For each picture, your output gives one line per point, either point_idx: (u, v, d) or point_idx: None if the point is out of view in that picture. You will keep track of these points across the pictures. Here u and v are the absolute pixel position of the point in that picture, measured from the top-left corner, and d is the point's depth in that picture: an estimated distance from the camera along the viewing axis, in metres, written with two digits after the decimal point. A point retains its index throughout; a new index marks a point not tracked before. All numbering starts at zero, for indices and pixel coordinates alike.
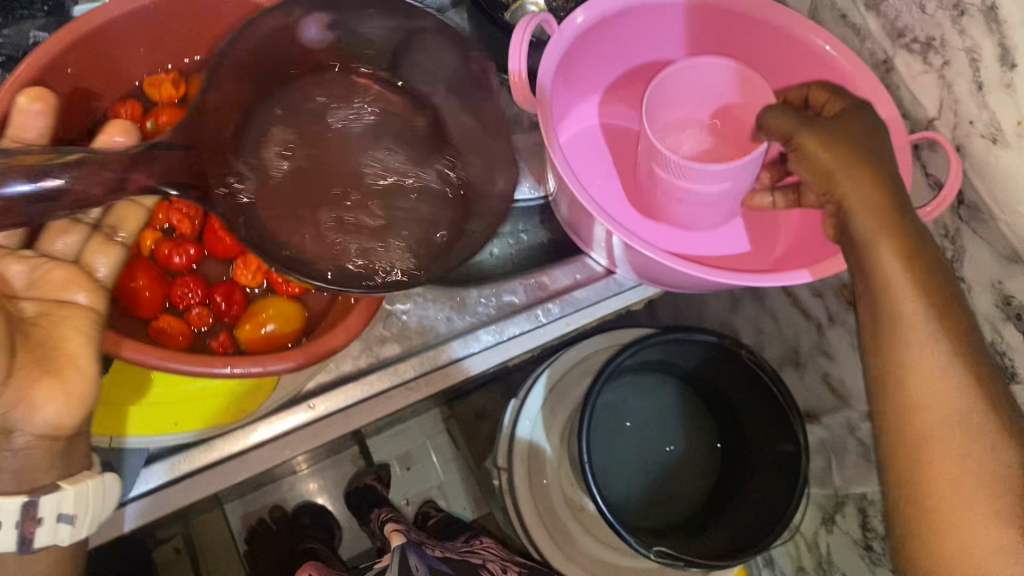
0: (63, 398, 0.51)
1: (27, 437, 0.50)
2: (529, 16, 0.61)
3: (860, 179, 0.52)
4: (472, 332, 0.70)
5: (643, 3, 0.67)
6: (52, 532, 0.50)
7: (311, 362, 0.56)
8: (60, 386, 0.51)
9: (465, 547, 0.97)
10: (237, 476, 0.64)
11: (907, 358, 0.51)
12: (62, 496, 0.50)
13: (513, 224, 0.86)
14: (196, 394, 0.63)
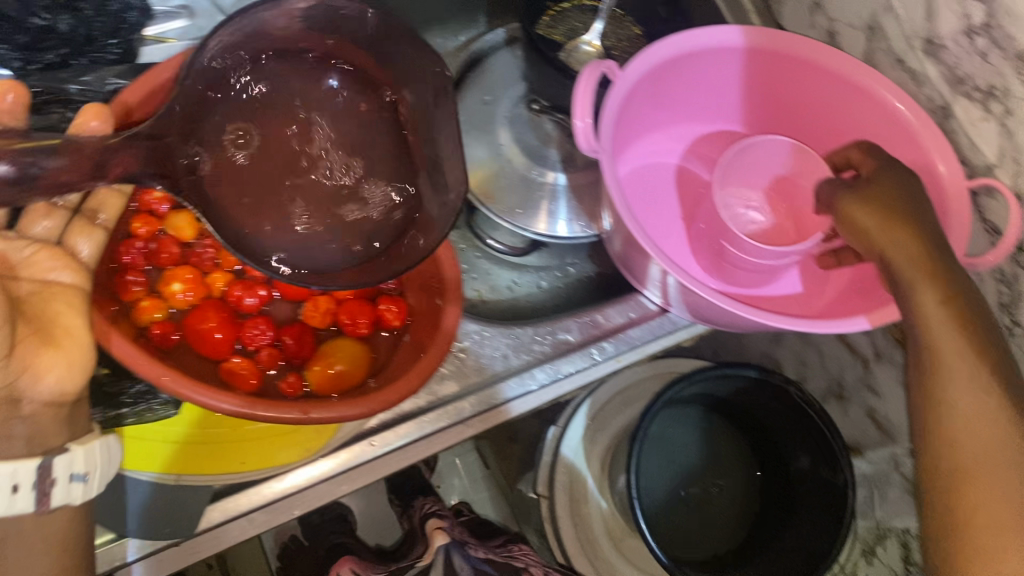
0: (65, 361, 0.52)
1: (34, 405, 0.51)
2: (596, 64, 0.63)
3: (896, 232, 0.55)
4: (528, 370, 0.71)
5: (706, 48, 0.68)
6: (66, 491, 0.50)
7: (385, 408, 0.57)
8: (57, 353, 0.52)
9: (506, 551, 0.87)
10: (294, 511, 0.65)
11: (944, 395, 0.52)
12: (74, 455, 0.50)
13: (560, 257, 0.86)
14: (260, 432, 0.64)
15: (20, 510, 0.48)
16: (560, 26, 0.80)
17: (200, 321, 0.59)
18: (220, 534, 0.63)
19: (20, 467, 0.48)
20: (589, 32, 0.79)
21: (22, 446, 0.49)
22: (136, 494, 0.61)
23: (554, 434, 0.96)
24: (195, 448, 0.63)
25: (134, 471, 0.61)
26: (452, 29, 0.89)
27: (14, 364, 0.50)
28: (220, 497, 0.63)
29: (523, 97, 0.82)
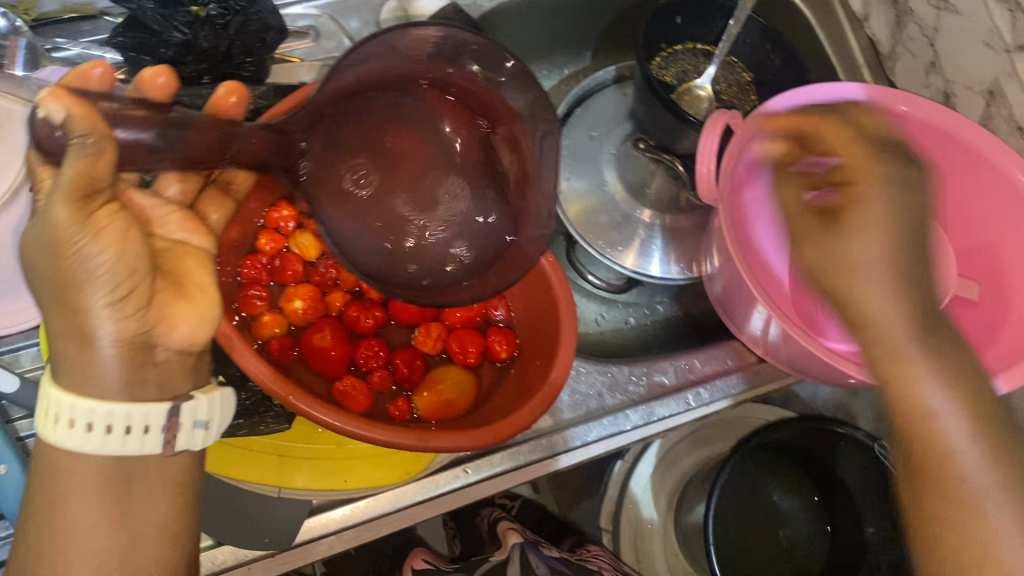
0: (193, 317, 0.51)
1: (166, 353, 0.50)
2: (721, 113, 0.63)
3: (859, 276, 0.51)
4: (622, 411, 0.71)
5: (824, 103, 0.69)
6: (189, 437, 0.51)
7: (492, 443, 0.57)
8: (190, 306, 0.51)
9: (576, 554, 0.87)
10: (384, 529, 0.67)
11: (920, 432, 0.50)
12: (198, 404, 0.51)
13: (650, 294, 0.86)
14: (363, 452, 0.64)
15: (149, 450, 0.48)
16: (671, 68, 0.79)
17: (318, 338, 0.61)
18: (310, 547, 0.65)
19: (154, 408, 0.48)
20: (702, 77, 0.80)
21: (152, 390, 0.49)
22: (241, 502, 0.62)
23: (622, 468, 0.96)
24: (300, 463, 0.63)
25: (241, 481, 0.62)
26: (558, 63, 0.90)
27: (153, 312, 0.49)
28: (317, 512, 0.64)
29: (630, 137, 0.83)
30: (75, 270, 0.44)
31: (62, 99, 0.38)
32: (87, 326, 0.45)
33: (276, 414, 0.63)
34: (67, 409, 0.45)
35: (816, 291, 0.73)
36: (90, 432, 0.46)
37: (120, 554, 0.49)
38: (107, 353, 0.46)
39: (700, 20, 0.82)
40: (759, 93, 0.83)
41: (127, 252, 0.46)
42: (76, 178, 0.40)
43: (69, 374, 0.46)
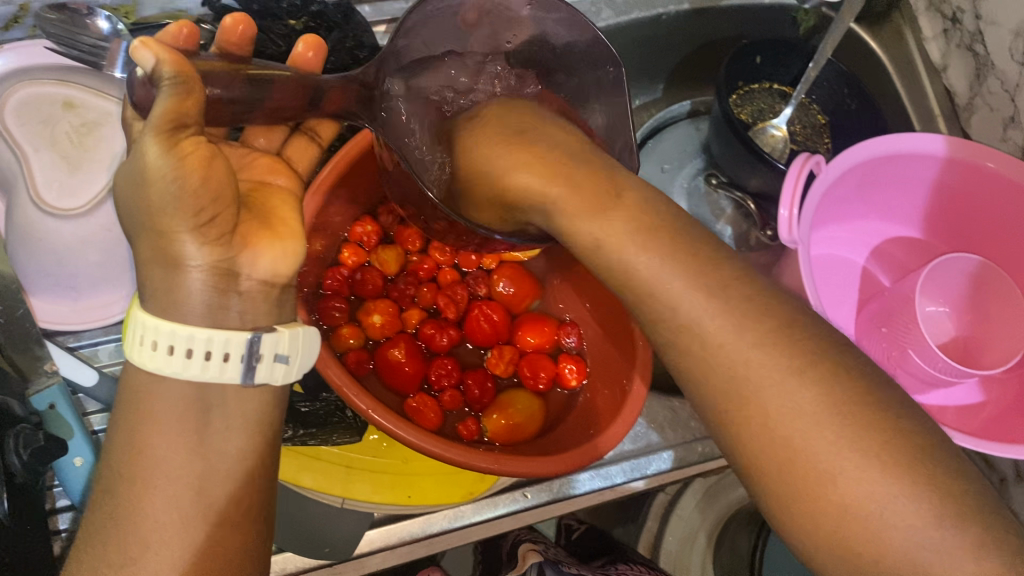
0: (280, 256, 0.48)
1: (251, 283, 0.46)
2: (805, 158, 0.64)
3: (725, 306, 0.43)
4: (685, 445, 0.72)
5: (902, 152, 0.69)
6: (270, 370, 0.46)
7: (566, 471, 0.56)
8: (272, 240, 0.48)
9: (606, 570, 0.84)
10: (439, 547, 0.67)
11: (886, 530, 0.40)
12: (279, 335, 0.46)
13: None
14: (429, 469, 0.65)
15: (228, 379, 0.44)
16: (747, 106, 0.81)
17: (392, 353, 0.62)
18: (366, 561, 0.64)
19: (234, 335, 0.44)
20: (777, 117, 0.81)
21: (234, 321, 0.45)
22: (305, 511, 0.63)
23: (664, 500, 0.91)
24: (367, 475, 0.64)
25: (311, 489, 0.63)
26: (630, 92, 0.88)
27: (237, 242, 0.45)
28: (379, 525, 0.65)
29: (702, 171, 0.83)
30: (155, 194, 0.41)
31: (151, 47, 0.38)
32: (170, 250, 0.43)
33: (346, 427, 0.64)
34: (150, 330, 0.42)
35: (885, 339, 0.72)
36: (172, 355, 0.42)
37: (193, 496, 0.43)
38: (190, 279, 0.43)
39: (779, 62, 0.82)
40: (832, 136, 0.83)
41: (212, 181, 0.42)
42: (159, 114, 0.38)
43: (155, 298, 0.43)
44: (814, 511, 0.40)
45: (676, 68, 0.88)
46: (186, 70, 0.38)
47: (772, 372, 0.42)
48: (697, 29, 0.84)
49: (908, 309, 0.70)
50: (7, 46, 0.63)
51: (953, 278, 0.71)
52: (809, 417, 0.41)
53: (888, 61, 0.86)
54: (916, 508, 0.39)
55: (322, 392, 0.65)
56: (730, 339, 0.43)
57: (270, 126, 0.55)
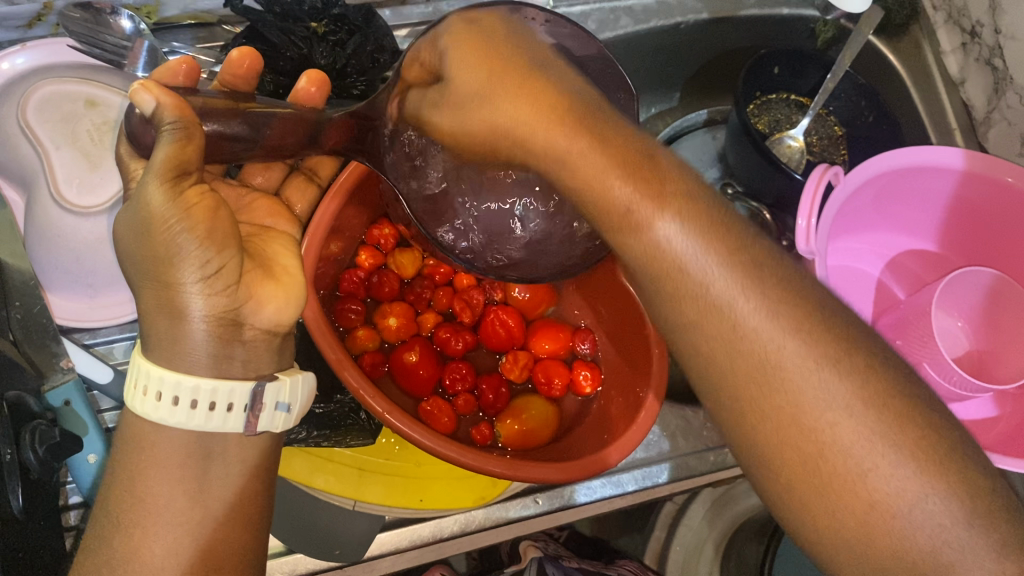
0: (284, 302, 0.49)
1: (254, 332, 0.48)
2: (823, 170, 0.64)
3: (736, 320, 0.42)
4: (696, 454, 0.72)
5: (919, 165, 0.69)
6: (271, 419, 0.47)
7: (578, 478, 0.56)
8: (278, 288, 0.49)
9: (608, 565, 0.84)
10: (449, 550, 0.67)
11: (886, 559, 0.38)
12: (280, 385, 0.47)
13: None
14: (443, 473, 0.65)
15: (230, 429, 0.45)
16: (765, 116, 0.81)
17: (406, 357, 0.62)
18: (375, 562, 0.65)
19: (238, 386, 0.45)
20: (794, 128, 0.81)
21: (238, 369, 0.47)
22: (316, 513, 0.63)
23: (671, 508, 0.91)
24: (380, 478, 0.64)
25: (322, 491, 0.63)
26: (646, 101, 0.89)
27: (242, 291, 0.46)
28: (389, 527, 0.65)
29: (718, 180, 0.84)
30: (162, 243, 0.42)
31: (152, 90, 0.39)
32: (173, 302, 0.44)
33: (359, 430, 0.64)
34: (154, 380, 0.43)
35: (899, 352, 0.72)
36: (175, 406, 0.43)
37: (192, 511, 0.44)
38: (194, 332, 0.44)
39: (796, 72, 0.82)
40: (849, 148, 0.82)
41: (217, 230, 0.44)
42: (158, 162, 0.40)
43: (157, 349, 0.44)
44: (832, 530, 0.39)
45: (692, 78, 0.88)
46: (185, 115, 0.39)
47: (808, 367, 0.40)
48: (714, 39, 0.84)
49: (923, 322, 0.69)
50: (30, 43, 0.62)
51: (969, 292, 0.71)
52: (843, 415, 0.39)
53: (907, 74, 0.86)
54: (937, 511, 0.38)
55: (336, 393, 0.65)
56: (761, 338, 0.41)
57: (268, 164, 0.60)
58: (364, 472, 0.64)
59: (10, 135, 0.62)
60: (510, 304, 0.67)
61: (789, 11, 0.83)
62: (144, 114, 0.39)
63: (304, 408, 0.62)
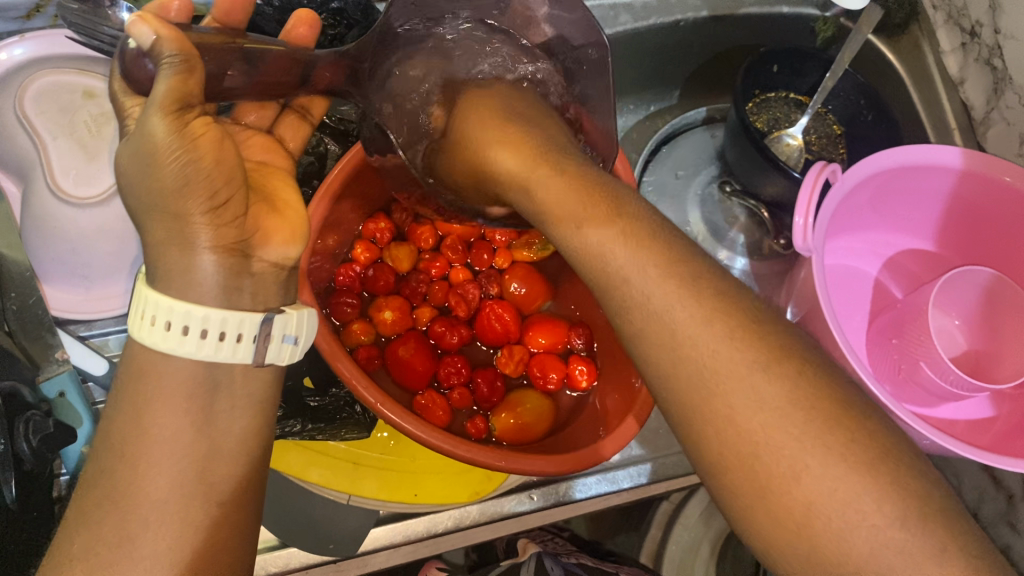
0: (286, 231, 0.49)
1: (261, 265, 0.47)
2: (818, 168, 0.64)
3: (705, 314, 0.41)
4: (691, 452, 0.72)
5: (915, 164, 0.69)
6: (278, 351, 0.46)
7: (572, 472, 0.55)
8: (281, 222, 0.49)
9: (605, 562, 0.84)
10: (444, 547, 0.66)
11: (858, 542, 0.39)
12: (287, 316, 0.46)
13: None
14: (437, 468, 0.65)
15: (240, 359, 0.44)
16: (764, 114, 0.81)
17: (401, 350, 0.61)
18: (369, 557, 0.64)
19: (248, 317, 0.44)
20: (793, 126, 0.81)
21: (247, 299, 0.46)
22: (310, 506, 0.63)
23: (667, 508, 0.90)
24: (374, 473, 0.64)
25: (317, 485, 0.63)
26: (646, 100, 0.88)
27: (249, 222, 0.46)
28: (384, 522, 0.64)
29: (716, 179, 0.83)
30: (165, 173, 0.41)
31: (150, 23, 0.38)
32: (181, 233, 0.43)
33: (355, 423, 0.64)
34: (163, 310, 0.42)
35: (897, 350, 0.72)
36: (184, 336, 0.42)
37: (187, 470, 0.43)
38: (201, 263, 0.43)
39: (795, 71, 0.82)
40: (848, 147, 0.82)
41: (224, 159, 0.43)
42: (161, 98, 0.39)
43: (163, 279, 0.43)
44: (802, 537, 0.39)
45: (692, 77, 0.88)
46: (183, 46, 0.39)
47: (737, 365, 0.40)
48: (714, 37, 0.84)
49: (920, 320, 0.69)
50: (29, 35, 0.62)
51: (966, 292, 0.71)
52: (788, 412, 0.39)
53: (906, 75, 0.86)
54: (889, 507, 0.36)
55: (331, 387, 0.65)
56: (718, 324, 0.41)
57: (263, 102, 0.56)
58: (358, 467, 0.64)
59: (8, 125, 0.62)
60: (505, 299, 0.67)
61: (789, 10, 0.83)
62: (141, 47, 0.39)
63: (298, 402, 0.63)
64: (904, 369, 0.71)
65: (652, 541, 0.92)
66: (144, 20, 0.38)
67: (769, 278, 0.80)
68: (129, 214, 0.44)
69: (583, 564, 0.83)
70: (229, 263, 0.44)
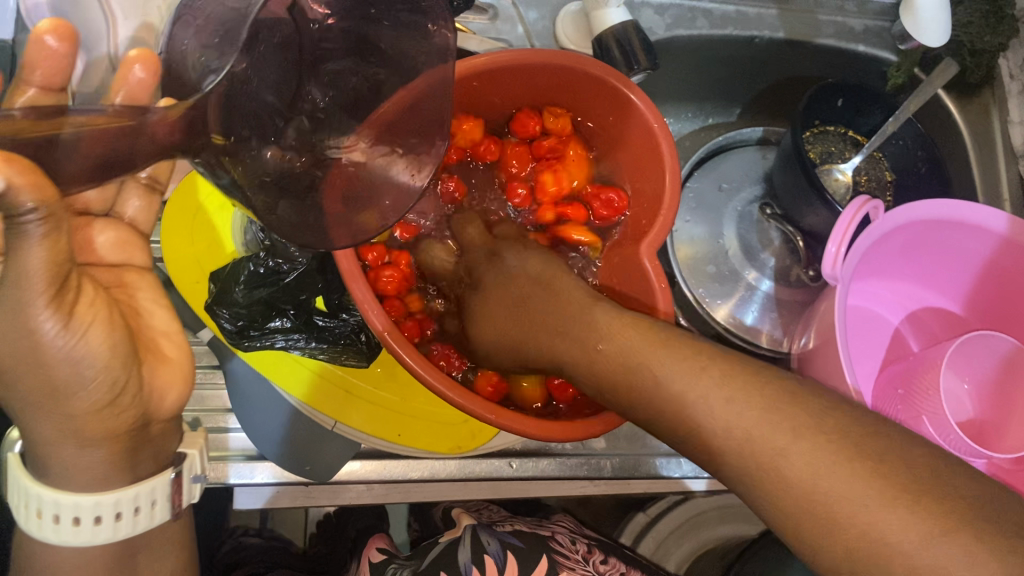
0: (177, 381, 0.51)
1: (159, 422, 0.50)
2: (862, 200, 0.64)
3: None
4: (677, 456, 0.73)
5: (958, 222, 0.68)
6: (188, 491, 0.54)
7: (565, 440, 0.53)
8: (174, 369, 0.51)
9: (536, 520, 0.83)
10: (415, 497, 0.67)
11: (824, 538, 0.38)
12: (190, 460, 0.54)
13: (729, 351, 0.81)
14: (424, 414, 0.66)
15: (155, 520, 0.51)
16: (817, 146, 0.81)
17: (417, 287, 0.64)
18: (341, 490, 0.65)
19: (157, 485, 0.50)
20: (845, 162, 0.81)
21: (134, 426, 0.47)
22: (299, 426, 0.64)
23: (641, 520, 0.90)
24: (364, 404, 0.64)
25: (307, 404, 0.63)
26: (705, 112, 0.90)
27: (148, 386, 0.48)
28: (362, 457, 0.66)
29: (758, 200, 0.82)
30: (60, 375, 0.41)
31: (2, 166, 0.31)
32: (63, 420, 0.43)
33: (357, 351, 0.64)
34: (46, 504, 0.46)
35: (899, 401, 0.71)
36: (74, 526, 0.47)
37: (108, 470, 0.47)
38: (90, 454, 0.45)
39: (858, 110, 0.81)
40: (895, 195, 0.82)
41: (117, 342, 0.44)
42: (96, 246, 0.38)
43: (58, 475, 0.46)
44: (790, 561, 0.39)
45: (754, 97, 0.89)
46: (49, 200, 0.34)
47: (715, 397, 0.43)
48: (785, 60, 0.84)
49: (929, 375, 0.68)
50: None
51: (985, 359, 0.70)
52: None
53: (968, 136, 0.84)
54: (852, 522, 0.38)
55: (343, 312, 0.65)
56: None
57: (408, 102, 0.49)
58: (349, 397, 0.65)
59: None
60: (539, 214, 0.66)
61: (864, 49, 0.83)
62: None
63: (306, 316, 0.63)
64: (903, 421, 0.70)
65: (635, 534, 0.90)
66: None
67: (792, 306, 0.80)
68: None
69: (518, 531, 0.79)
70: (129, 424, 0.46)
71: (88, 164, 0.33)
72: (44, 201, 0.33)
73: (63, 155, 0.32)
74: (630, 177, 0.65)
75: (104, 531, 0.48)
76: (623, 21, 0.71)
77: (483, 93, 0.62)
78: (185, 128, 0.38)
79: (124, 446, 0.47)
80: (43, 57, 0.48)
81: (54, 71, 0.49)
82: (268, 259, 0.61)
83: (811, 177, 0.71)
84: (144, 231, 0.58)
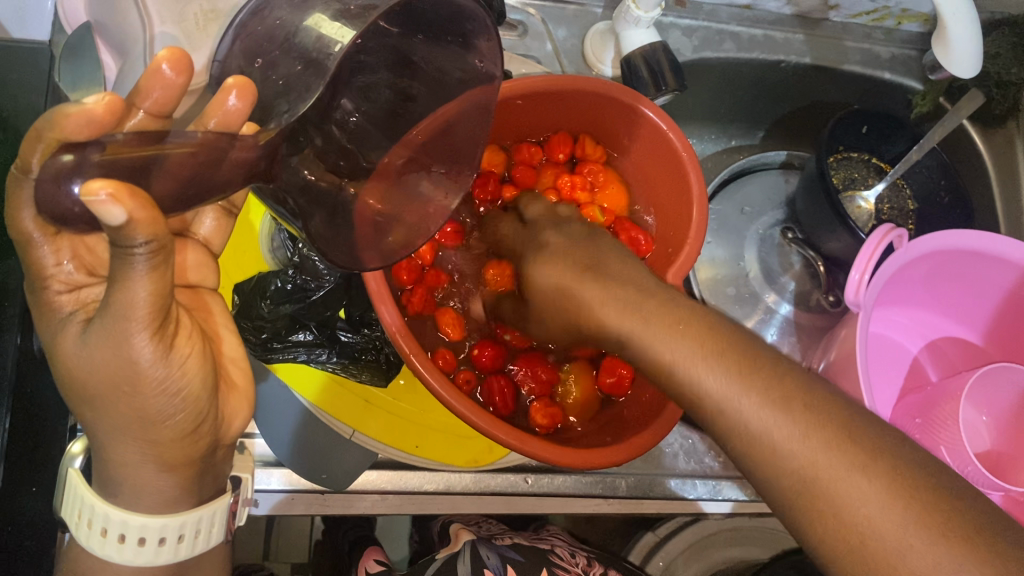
0: (243, 408, 0.52)
1: (225, 447, 0.51)
2: (887, 228, 0.64)
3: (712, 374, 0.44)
4: (692, 477, 0.73)
5: (983, 253, 0.68)
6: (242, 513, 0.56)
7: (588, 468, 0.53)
8: (239, 396, 0.52)
9: (534, 533, 0.84)
10: (430, 508, 0.67)
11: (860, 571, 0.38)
12: (244, 484, 0.57)
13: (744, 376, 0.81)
14: (441, 425, 0.66)
15: (213, 543, 0.51)
16: (841, 171, 0.81)
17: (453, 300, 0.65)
18: (355, 500, 0.65)
19: (218, 508, 0.50)
20: (868, 189, 0.81)
21: (206, 448, 0.48)
22: (317, 435, 0.64)
23: (650, 540, 0.90)
24: (383, 415, 0.65)
25: (328, 415, 0.64)
26: (729, 134, 0.90)
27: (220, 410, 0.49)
28: (379, 467, 0.66)
29: (781, 224, 0.83)
30: (151, 400, 0.42)
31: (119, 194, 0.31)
32: (145, 444, 0.44)
33: (375, 368, 0.64)
34: (111, 520, 0.46)
35: (918, 430, 0.71)
36: (137, 545, 0.46)
37: (178, 490, 0.47)
38: (164, 479, 0.46)
39: (883, 136, 0.82)
40: (916, 224, 0.82)
41: (196, 369, 0.44)
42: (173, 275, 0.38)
43: (128, 495, 0.46)
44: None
45: (778, 120, 0.89)
46: (160, 233, 0.34)
47: None
48: (811, 86, 0.84)
49: (948, 405, 0.68)
50: None
51: (1006, 391, 0.69)
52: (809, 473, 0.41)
53: (990, 165, 0.84)
54: None
55: (364, 327, 0.65)
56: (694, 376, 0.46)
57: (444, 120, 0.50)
58: (369, 408, 0.65)
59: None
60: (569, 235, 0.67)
61: (891, 77, 0.83)
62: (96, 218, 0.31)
63: (330, 331, 0.64)
64: (921, 450, 0.70)
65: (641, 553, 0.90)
66: (112, 186, 0.30)
67: (811, 331, 0.80)
68: (69, 385, 0.42)
69: (515, 544, 0.79)
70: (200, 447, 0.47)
71: (178, 186, 0.33)
72: (157, 235, 0.33)
73: (151, 176, 0.32)
74: (656, 200, 0.66)
75: (165, 552, 0.47)
76: (652, 41, 0.71)
77: (513, 115, 0.63)
78: (264, 149, 0.38)
79: (192, 466, 0.47)
80: (157, 84, 0.42)
81: (168, 100, 0.43)
82: (296, 277, 0.62)
83: (834, 204, 0.71)
84: (216, 251, 0.57)
